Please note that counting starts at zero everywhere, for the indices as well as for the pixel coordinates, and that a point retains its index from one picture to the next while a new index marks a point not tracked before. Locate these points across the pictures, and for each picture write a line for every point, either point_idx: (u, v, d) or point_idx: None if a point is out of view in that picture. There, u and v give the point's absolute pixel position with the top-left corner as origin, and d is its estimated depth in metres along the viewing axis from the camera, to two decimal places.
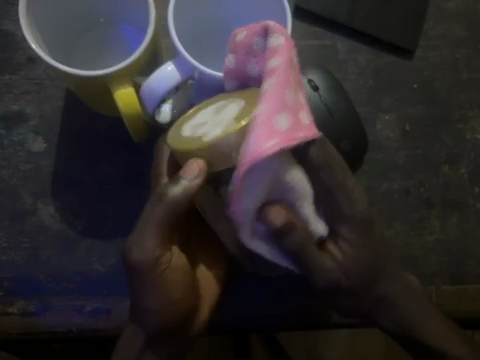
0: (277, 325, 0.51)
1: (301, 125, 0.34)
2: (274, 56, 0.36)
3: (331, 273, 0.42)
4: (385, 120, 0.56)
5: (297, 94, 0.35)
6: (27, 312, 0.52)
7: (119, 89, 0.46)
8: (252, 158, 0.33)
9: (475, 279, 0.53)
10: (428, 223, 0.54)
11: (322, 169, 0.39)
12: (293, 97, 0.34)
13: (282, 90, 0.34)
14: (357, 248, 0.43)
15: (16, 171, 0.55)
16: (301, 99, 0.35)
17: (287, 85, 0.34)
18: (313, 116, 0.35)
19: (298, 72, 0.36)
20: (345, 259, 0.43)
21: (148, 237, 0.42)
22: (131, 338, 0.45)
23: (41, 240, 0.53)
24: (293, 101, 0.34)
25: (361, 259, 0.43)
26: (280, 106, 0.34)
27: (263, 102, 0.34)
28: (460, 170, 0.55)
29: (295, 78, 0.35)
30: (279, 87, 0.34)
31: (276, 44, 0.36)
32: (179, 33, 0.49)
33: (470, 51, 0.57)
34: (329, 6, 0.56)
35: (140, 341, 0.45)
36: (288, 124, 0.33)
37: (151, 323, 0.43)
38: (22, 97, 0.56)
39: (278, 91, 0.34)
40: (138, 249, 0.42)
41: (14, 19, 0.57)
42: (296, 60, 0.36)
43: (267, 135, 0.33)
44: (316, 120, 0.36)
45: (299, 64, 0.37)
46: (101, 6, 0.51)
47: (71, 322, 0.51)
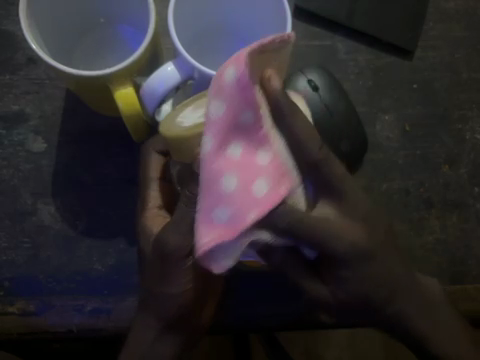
0: (277, 324, 0.51)
1: (255, 203, 0.34)
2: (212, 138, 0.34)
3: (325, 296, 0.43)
4: (385, 120, 0.56)
5: (247, 163, 0.34)
6: (26, 312, 0.52)
7: (119, 89, 0.46)
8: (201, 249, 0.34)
9: (475, 279, 0.53)
10: (428, 223, 0.54)
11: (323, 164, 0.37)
12: (235, 168, 0.34)
13: (219, 179, 0.34)
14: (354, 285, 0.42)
15: (17, 171, 0.55)
16: (252, 170, 0.34)
17: (236, 151, 0.34)
18: (270, 181, 0.34)
19: (252, 136, 0.34)
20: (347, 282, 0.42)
21: (182, 228, 0.41)
22: (144, 330, 0.47)
23: (41, 240, 0.54)
24: (236, 172, 0.34)
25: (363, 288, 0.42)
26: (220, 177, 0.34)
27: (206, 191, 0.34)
28: (460, 170, 0.55)
29: (236, 155, 0.34)
30: (215, 174, 0.34)
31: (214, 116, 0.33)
32: (181, 35, 0.49)
33: (469, 51, 0.57)
34: (329, 6, 0.56)
35: (152, 331, 0.47)
36: (233, 194, 0.34)
37: (165, 311, 0.46)
38: (22, 97, 0.56)
39: (220, 165, 0.34)
40: (174, 237, 0.42)
41: (15, 20, 0.57)
42: (244, 124, 0.34)
43: (219, 225, 0.34)
44: (277, 182, 0.35)
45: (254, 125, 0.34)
46: (101, 6, 0.51)
47: (71, 322, 0.51)
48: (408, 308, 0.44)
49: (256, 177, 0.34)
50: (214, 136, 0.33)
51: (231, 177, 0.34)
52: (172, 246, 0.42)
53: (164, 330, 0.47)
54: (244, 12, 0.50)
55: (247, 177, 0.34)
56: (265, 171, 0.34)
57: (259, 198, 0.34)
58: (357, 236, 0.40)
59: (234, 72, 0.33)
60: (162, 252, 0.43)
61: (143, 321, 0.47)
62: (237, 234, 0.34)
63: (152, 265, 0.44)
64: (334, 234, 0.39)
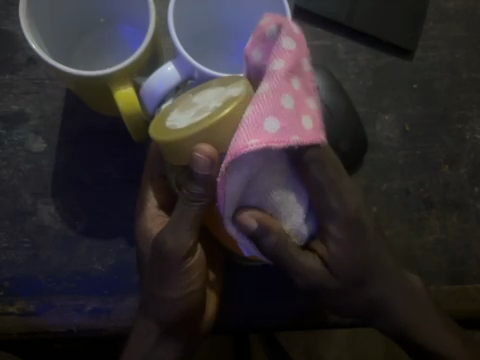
0: (277, 325, 0.51)
1: (302, 130, 0.35)
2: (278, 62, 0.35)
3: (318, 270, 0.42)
4: (385, 120, 0.56)
5: (299, 99, 0.36)
6: (26, 312, 0.52)
7: (119, 89, 0.46)
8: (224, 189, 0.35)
9: (475, 279, 0.53)
10: (428, 223, 0.54)
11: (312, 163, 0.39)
12: (279, 112, 0.34)
13: (275, 99, 0.34)
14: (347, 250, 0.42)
15: (17, 171, 0.55)
16: (295, 117, 0.35)
17: (282, 91, 0.35)
18: (314, 121, 0.36)
19: (306, 81, 0.37)
20: (334, 261, 0.42)
21: (181, 228, 0.41)
22: (145, 334, 0.48)
23: (41, 240, 0.53)
24: (278, 114, 0.34)
25: (349, 270, 0.43)
26: (260, 116, 0.33)
27: (259, 103, 0.34)
28: (460, 170, 0.55)
29: (296, 86, 0.36)
30: (272, 96, 0.34)
31: (287, 48, 0.36)
32: (180, 35, 0.49)
33: (469, 51, 0.57)
34: (329, 6, 0.56)
35: (152, 337, 0.47)
36: (275, 134, 0.33)
37: (164, 316, 0.46)
38: (22, 97, 0.56)
39: (269, 105, 0.34)
40: (172, 239, 0.42)
41: (15, 20, 0.57)
42: (305, 70, 0.37)
43: (255, 140, 0.33)
44: (317, 131, 0.36)
45: (310, 74, 0.37)
46: (101, 6, 0.51)
47: (71, 322, 0.51)
48: (393, 299, 0.46)
49: (299, 120, 0.35)
50: (268, 83, 0.35)
51: (273, 119, 0.34)
52: (169, 248, 0.42)
53: (163, 335, 0.47)
54: (244, 12, 0.50)
55: (288, 123, 0.34)
56: (313, 113, 0.36)
57: (301, 134, 0.34)
58: (355, 201, 0.42)
59: (289, 24, 0.37)
60: (160, 254, 0.43)
61: (145, 325, 0.47)
62: (283, 144, 0.33)
63: (151, 267, 0.45)
64: (331, 210, 0.41)
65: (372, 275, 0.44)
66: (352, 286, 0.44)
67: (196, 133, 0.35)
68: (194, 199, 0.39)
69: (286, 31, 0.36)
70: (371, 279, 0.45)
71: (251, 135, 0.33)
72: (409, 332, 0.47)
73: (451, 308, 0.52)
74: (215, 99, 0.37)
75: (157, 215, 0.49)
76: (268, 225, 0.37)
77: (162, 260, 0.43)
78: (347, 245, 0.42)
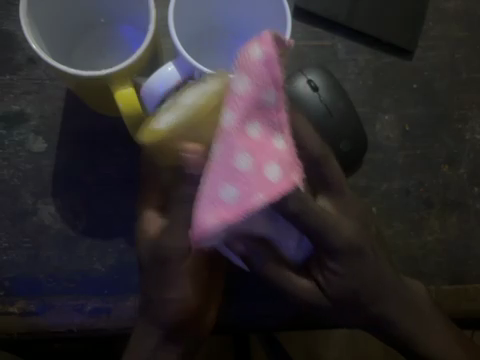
0: (277, 325, 0.51)
1: (265, 184, 0.30)
2: (232, 100, 0.31)
3: (312, 293, 0.43)
4: (385, 120, 0.56)
5: (262, 145, 0.31)
6: (26, 312, 0.52)
7: (119, 89, 0.46)
8: (199, 234, 0.31)
9: (475, 279, 0.53)
10: (428, 223, 0.54)
11: (305, 211, 0.35)
12: (236, 172, 0.30)
13: (232, 153, 0.31)
14: (344, 279, 0.42)
15: (17, 171, 0.55)
16: (254, 166, 0.30)
17: (240, 132, 0.31)
18: (282, 166, 0.31)
19: (272, 117, 0.32)
20: (330, 287, 0.42)
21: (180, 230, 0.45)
22: (146, 336, 0.46)
23: (41, 240, 0.54)
24: (244, 155, 0.30)
25: (346, 291, 0.42)
26: (215, 192, 0.30)
27: (211, 168, 0.31)
28: (459, 169, 0.55)
29: (256, 130, 0.31)
30: (228, 149, 0.31)
31: (240, 85, 0.31)
32: (180, 35, 0.49)
33: (469, 51, 0.57)
34: (329, 6, 0.56)
35: (154, 339, 0.46)
36: (232, 204, 0.30)
37: (170, 316, 0.45)
38: (23, 97, 0.56)
39: (224, 167, 0.30)
40: (174, 241, 0.46)
41: (15, 20, 0.57)
42: (268, 104, 0.32)
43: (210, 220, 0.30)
44: (285, 173, 0.31)
45: (277, 106, 0.32)
46: (102, 6, 0.52)
47: (71, 322, 0.51)
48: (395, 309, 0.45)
49: (263, 166, 0.31)
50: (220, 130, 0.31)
51: (231, 185, 0.30)
52: (169, 248, 0.46)
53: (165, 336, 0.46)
54: (244, 13, 0.50)
55: (249, 183, 0.30)
56: (281, 154, 0.31)
57: (263, 193, 0.30)
58: (351, 231, 0.40)
59: (259, 49, 0.32)
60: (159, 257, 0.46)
61: (144, 328, 0.46)
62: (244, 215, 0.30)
63: (153, 269, 0.47)
64: (329, 239, 0.39)
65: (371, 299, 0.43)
66: (348, 306, 0.43)
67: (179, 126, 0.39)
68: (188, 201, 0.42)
69: (244, 60, 0.32)
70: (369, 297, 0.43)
71: (204, 218, 0.30)
72: (414, 343, 0.46)
73: (451, 309, 0.52)
74: (193, 94, 0.39)
75: (154, 215, 0.49)
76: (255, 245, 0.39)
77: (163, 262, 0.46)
78: (346, 275, 0.41)
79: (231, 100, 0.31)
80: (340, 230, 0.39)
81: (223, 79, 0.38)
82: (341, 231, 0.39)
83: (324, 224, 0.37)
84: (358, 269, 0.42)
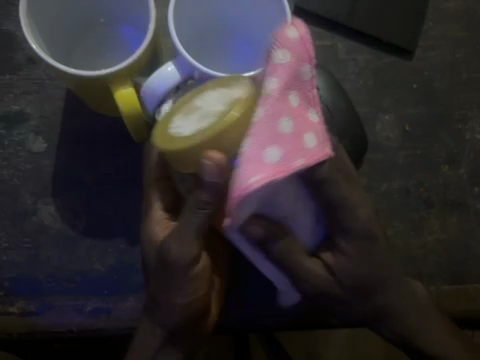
0: (277, 325, 0.51)
1: (299, 153, 0.34)
2: (276, 72, 0.34)
3: (322, 278, 0.42)
4: (385, 120, 0.56)
5: (300, 121, 0.35)
6: (26, 312, 0.52)
7: (119, 89, 0.46)
8: (241, 191, 0.33)
9: (475, 279, 0.53)
10: (428, 223, 0.54)
11: (328, 181, 0.38)
12: (278, 137, 0.34)
13: (274, 121, 0.34)
14: (357, 261, 0.42)
15: (17, 171, 0.55)
16: (292, 135, 0.34)
17: (279, 113, 0.34)
18: (318, 138, 0.35)
19: (306, 91, 0.35)
20: (340, 268, 0.42)
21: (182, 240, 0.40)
22: (150, 335, 0.47)
23: (41, 240, 0.54)
24: (280, 134, 0.34)
25: (356, 276, 0.42)
26: (260, 153, 0.33)
27: (256, 129, 0.33)
28: (459, 169, 0.55)
29: (294, 103, 0.35)
30: (270, 118, 0.33)
31: (280, 60, 0.34)
32: (181, 34, 0.49)
33: (469, 51, 0.57)
34: (329, 6, 0.56)
35: (157, 340, 0.47)
36: (277, 164, 0.33)
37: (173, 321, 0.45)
38: (22, 97, 0.56)
39: (267, 134, 0.33)
40: (176, 250, 0.40)
41: (15, 20, 0.57)
42: (305, 78, 0.35)
43: (257, 173, 0.33)
44: (318, 147, 0.35)
45: (311, 80, 0.36)
46: (101, 6, 0.51)
47: (71, 322, 0.51)
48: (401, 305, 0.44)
49: (301, 135, 0.34)
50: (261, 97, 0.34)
51: (275, 147, 0.33)
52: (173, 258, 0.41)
53: (168, 338, 0.47)
54: (245, 12, 0.50)
55: (289, 147, 0.34)
56: (314, 127, 0.35)
57: (301, 159, 0.34)
58: (367, 212, 0.40)
59: (295, 30, 0.35)
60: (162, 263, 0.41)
61: (150, 327, 0.47)
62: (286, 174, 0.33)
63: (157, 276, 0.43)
64: (344, 217, 0.40)
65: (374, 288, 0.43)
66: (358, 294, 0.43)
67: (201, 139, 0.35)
68: (203, 207, 0.37)
69: (279, 43, 0.35)
70: (375, 286, 0.43)
71: (250, 174, 0.33)
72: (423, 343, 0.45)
73: (451, 309, 0.52)
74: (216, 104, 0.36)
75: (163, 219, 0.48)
76: (272, 229, 0.39)
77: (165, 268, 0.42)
78: (356, 254, 0.42)
79: (273, 74, 0.34)
80: (354, 210, 0.40)
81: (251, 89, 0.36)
82: (355, 214, 0.40)
83: (341, 197, 0.39)
84: (369, 254, 0.42)
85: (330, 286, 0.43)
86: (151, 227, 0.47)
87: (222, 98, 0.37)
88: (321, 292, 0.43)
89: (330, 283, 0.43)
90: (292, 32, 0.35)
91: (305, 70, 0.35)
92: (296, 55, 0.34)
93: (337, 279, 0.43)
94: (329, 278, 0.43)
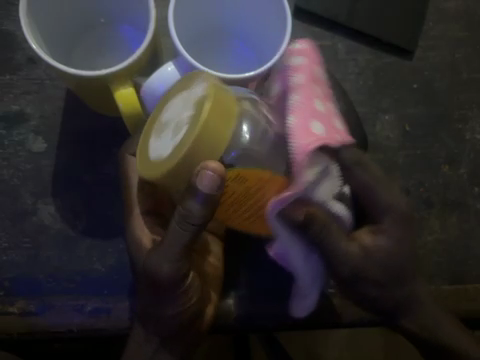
0: (276, 326, 0.51)
1: (336, 129, 0.41)
2: (301, 73, 0.43)
3: (357, 260, 0.42)
4: (385, 120, 0.56)
5: (327, 105, 0.42)
6: (26, 312, 0.52)
7: (119, 89, 0.46)
8: (301, 153, 0.38)
9: (475, 279, 0.53)
10: (428, 222, 0.54)
11: (353, 167, 0.44)
12: (318, 117, 0.40)
13: (311, 101, 0.41)
14: (391, 241, 0.43)
15: (17, 171, 0.55)
16: (323, 116, 0.41)
17: (312, 97, 0.41)
18: (340, 123, 0.43)
19: (323, 88, 0.44)
20: (375, 248, 0.43)
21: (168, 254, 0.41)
22: (145, 341, 0.47)
23: (41, 240, 0.54)
24: (316, 116, 0.40)
25: (394, 259, 0.43)
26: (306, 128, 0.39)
27: (298, 109, 0.40)
28: (459, 169, 0.55)
29: (319, 92, 0.43)
30: (307, 99, 0.41)
31: (298, 63, 0.44)
32: (181, 34, 0.49)
33: (469, 51, 0.57)
34: (329, 6, 0.56)
35: (153, 345, 0.47)
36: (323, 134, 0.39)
37: (169, 327, 0.46)
38: (23, 97, 0.56)
39: (306, 115, 0.40)
40: (164, 265, 0.41)
41: (15, 20, 0.57)
42: (319, 78, 0.44)
43: (311, 140, 0.38)
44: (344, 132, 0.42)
45: (325, 82, 0.45)
46: (101, 6, 0.51)
47: (71, 322, 0.51)
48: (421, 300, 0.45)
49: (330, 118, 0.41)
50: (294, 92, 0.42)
51: (317, 123, 0.40)
52: (161, 274, 0.42)
53: (164, 341, 0.47)
54: (245, 13, 0.50)
55: (325, 125, 0.40)
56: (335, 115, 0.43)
57: (339, 133, 0.41)
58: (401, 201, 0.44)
59: (298, 51, 0.45)
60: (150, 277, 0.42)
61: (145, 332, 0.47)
62: (333, 142, 0.39)
63: (146, 287, 0.44)
64: (375, 199, 0.44)
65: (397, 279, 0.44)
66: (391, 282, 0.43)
67: (190, 148, 0.38)
68: (193, 221, 0.38)
69: (298, 53, 0.45)
70: (405, 274, 0.44)
71: (303, 138, 0.38)
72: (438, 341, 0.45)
73: (453, 308, 0.52)
74: (189, 110, 0.40)
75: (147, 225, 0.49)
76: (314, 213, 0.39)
77: (155, 282, 0.43)
78: (395, 235, 0.43)
79: (298, 73, 0.43)
80: (386, 192, 0.44)
81: (215, 86, 0.39)
82: (389, 194, 0.44)
83: (369, 182, 0.44)
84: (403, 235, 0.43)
85: (368, 267, 0.42)
86: (134, 237, 0.48)
87: (188, 103, 0.40)
88: (355, 274, 0.42)
89: (364, 267, 0.42)
90: (301, 45, 0.45)
91: (319, 72, 0.44)
92: (309, 63, 0.44)
93: (370, 260, 0.42)
94: (364, 259, 0.42)
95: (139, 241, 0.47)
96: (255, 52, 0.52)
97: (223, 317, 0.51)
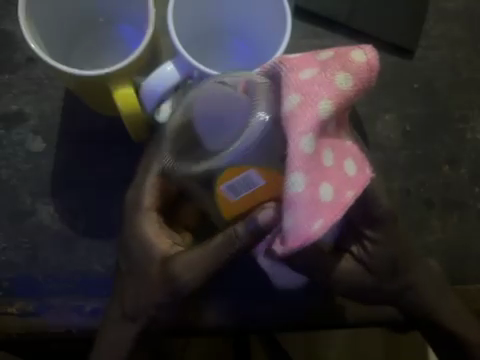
0: (277, 324, 0.51)
1: (318, 214, 0.35)
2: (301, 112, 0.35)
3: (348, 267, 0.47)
4: (385, 119, 0.55)
5: (312, 190, 0.35)
6: (26, 312, 0.52)
7: (118, 89, 0.46)
8: (305, 239, 0.36)
9: (476, 278, 0.53)
10: (429, 223, 0.54)
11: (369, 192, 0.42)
12: (325, 167, 0.36)
13: (326, 171, 0.36)
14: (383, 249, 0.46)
15: (16, 171, 0.55)
16: (340, 146, 0.37)
17: (321, 179, 0.35)
18: (336, 186, 0.35)
19: (312, 194, 0.35)
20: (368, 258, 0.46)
21: (190, 273, 0.46)
22: (116, 331, 0.49)
23: (40, 240, 0.53)
24: (326, 196, 0.35)
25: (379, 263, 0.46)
26: (295, 145, 0.34)
27: (317, 183, 0.35)
28: (460, 170, 0.55)
29: (329, 162, 0.36)
30: (318, 168, 0.35)
31: (341, 86, 0.36)
32: (180, 33, 0.49)
33: (469, 51, 0.57)
34: (329, 6, 0.56)
35: (129, 333, 0.49)
36: (329, 202, 0.35)
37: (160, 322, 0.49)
38: (22, 97, 0.56)
39: (314, 165, 0.35)
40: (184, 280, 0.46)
41: (15, 20, 0.57)
42: (324, 165, 0.36)
43: (295, 229, 0.36)
44: (362, 165, 0.37)
45: (327, 199, 0.35)
46: (101, 5, 0.51)
47: (70, 322, 0.51)
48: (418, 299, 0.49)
49: (346, 200, 0.35)
50: (290, 149, 0.35)
51: (327, 187, 0.35)
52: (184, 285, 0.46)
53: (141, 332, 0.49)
54: (243, 12, 0.50)
55: (331, 180, 0.36)
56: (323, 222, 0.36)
57: (316, 226, 0.36)
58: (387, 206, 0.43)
59: (361, 53, 0.37)
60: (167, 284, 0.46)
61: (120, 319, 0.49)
62: (308, 240, 0.36)
63: (158, 294, 0.47)
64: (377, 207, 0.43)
65: (406, 267, 0.48)
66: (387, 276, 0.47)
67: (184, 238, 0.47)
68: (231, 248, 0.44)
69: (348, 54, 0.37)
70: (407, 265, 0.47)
71: (301, 227, 0.36)
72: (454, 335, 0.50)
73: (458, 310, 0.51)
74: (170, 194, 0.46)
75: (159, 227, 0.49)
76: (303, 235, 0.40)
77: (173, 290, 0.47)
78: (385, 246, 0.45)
79: (310, 174, 0.35)
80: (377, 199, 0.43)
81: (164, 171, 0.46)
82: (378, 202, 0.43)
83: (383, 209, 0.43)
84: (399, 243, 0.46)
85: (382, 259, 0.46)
86: (141, 240, 0.48)
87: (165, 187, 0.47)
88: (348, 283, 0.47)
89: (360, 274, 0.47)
90: (362, 55, 0.37)
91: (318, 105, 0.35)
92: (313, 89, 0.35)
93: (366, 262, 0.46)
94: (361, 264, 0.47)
95: (149, 246, 0.48)
96: (255, 52, 0.51)
97: (217, 317, 0.51)
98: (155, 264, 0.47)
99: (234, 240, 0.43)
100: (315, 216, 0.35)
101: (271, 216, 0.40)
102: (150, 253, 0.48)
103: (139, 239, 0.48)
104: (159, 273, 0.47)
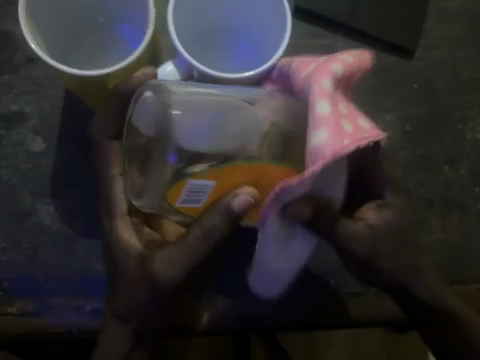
0: (276, 325, 0.51)
1: (343, 136, 0.37)
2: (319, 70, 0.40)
3: (361, 246, 0.46)
4: (385, 119, 0.55)
5: (336, 121, 0.38)
6: (26, 312, 0.51)
7: (119, 89, 0.46)
8: (332, 153, 0.36)
9: (475, 278, 0.53)
10: (429, 223, 0.54)
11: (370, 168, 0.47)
12: (345, 114, 0.39)
13: (347, 114, 0.39)
14: (392, 221, 0.46)
15: (16, 171, 0.55)
16: (354, 109, 0.41)
17: (341, 118, 0.38)
18: (355, 126, 0.38)
19: (336, 121, 0.38)
20: (382, 226, 0.46)
21: (170, 265, 0.45)
22: (111, 334, 0.47)
23: (40, 240, 0.53)
24: (348, 131, 0.38)
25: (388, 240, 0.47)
26: (317, 85, 0.39)
27: (337, 118, 0.38)
28: (460, 170, 0.55)
29: (345, 111, 0.39)
30: (338, 110, 0.39)
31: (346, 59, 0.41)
32: (180, 32, 0.49)
33: (469, 50, 0.57)
34: (329, 6, 0.56)
35: (123, 332, 0.47)
36: (352, 134, 0.37)
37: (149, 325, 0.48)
38: (22, 97, 0.56)
39: (333, 105, 0.39)
40: (165, 274, 0.45)
41: (14, 20, 0.57)
42: (343, 111, 0.39)
43: (323, 146, 0.37)
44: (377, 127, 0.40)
45: (350, 131, 0.38)
46: (101, 5, 0.51)
47: (70, 322, 0.51)
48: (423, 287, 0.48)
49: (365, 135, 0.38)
50: (315, 95, 0.39)
51: (348, 124, 0.38)
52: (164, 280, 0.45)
53: (131, 337, 0.48)
54: (243, 11, 0.50)
55: (351, 121, 0.39)
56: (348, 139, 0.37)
57: (343, 141, 0.37)
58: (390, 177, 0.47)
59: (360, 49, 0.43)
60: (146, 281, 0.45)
61: (114, 321, 0.47)
62: (336, 153, 0.36)
63: (139, 293, 0.46)
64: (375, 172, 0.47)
65: (413, 249, 0.48)
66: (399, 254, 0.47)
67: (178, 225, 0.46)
68: (208, 240, 0.44)
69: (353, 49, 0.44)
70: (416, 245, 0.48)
71: (330, 139, 0.37)
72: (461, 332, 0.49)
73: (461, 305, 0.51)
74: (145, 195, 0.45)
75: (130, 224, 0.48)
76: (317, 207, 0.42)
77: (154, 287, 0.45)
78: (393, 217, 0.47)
79: (332, 107, 0.38)
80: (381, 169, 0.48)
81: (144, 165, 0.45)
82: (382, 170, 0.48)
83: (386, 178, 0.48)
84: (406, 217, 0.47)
85: (379, 241, 0.46)
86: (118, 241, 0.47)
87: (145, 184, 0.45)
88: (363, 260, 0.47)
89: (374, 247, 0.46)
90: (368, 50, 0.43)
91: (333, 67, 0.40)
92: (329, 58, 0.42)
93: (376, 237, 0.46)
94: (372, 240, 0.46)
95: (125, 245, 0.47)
96: (255, 52, 0.51)
97: (213, 317, 0.51)
98: (133, 262, 0.46)
99: (212, 231, 0.44)
100: (341, 139, 0.37)
101: (247, 202, 0.42)
102: (129, 254, 0.46)
103: (115, 243, 0.47)
104: (138, 271, 0.46)
